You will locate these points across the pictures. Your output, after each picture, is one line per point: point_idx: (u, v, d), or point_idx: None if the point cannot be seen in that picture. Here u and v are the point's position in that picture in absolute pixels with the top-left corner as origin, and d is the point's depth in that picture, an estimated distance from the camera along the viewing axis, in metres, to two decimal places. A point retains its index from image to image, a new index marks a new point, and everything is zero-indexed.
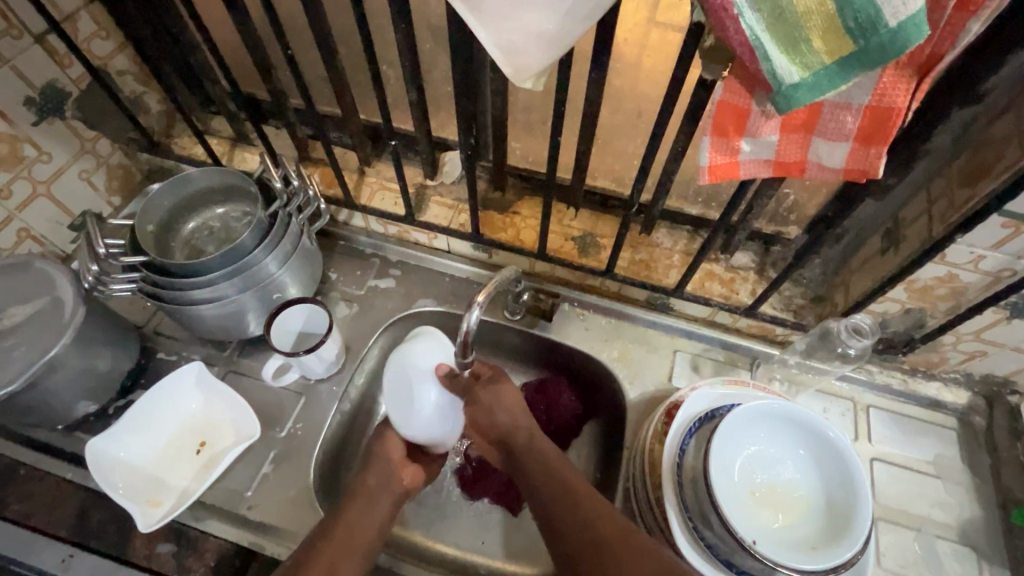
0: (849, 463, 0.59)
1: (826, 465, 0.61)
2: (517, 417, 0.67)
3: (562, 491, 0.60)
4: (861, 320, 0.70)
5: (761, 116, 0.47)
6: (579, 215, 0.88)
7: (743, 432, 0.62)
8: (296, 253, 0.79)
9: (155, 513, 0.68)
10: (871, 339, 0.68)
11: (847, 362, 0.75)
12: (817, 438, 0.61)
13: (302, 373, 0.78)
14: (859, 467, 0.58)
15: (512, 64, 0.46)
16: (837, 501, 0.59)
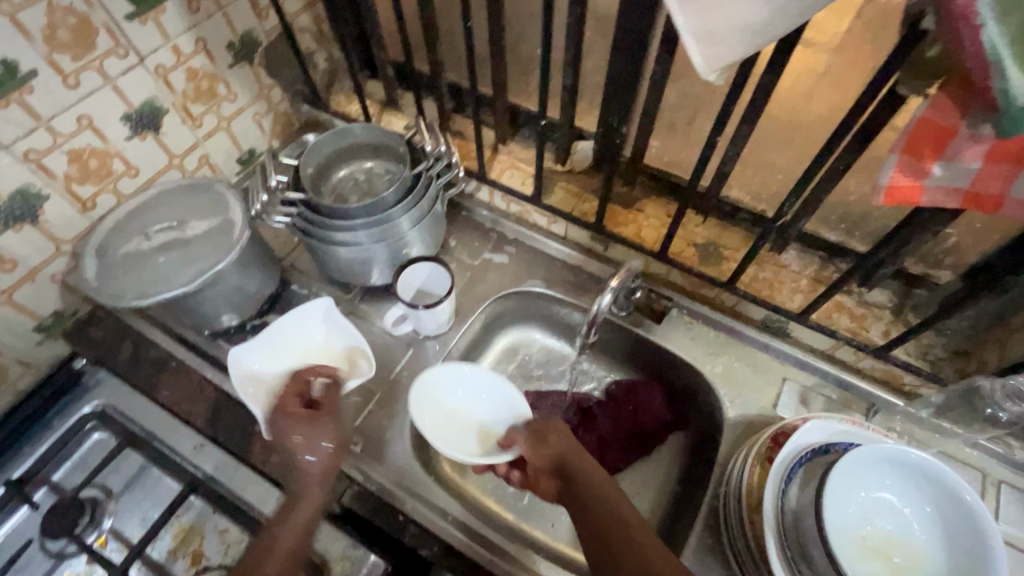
0: (985, 533, 0.54)
1: (955, 529, 0.56)
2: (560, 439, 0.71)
3: (595, 503, 0.64)
4: None
5: (967, 140, 0.44)
6: (705, 222, 0.86)
7: (863, 473, 0.58)
8: (430, 215, 0.83)
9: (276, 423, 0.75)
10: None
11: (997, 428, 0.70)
12: (949, 498, 0.56)
13: (415, 326, 0.84)
14: (996, 540, 0.53)
15: (704, 53, 0.46)
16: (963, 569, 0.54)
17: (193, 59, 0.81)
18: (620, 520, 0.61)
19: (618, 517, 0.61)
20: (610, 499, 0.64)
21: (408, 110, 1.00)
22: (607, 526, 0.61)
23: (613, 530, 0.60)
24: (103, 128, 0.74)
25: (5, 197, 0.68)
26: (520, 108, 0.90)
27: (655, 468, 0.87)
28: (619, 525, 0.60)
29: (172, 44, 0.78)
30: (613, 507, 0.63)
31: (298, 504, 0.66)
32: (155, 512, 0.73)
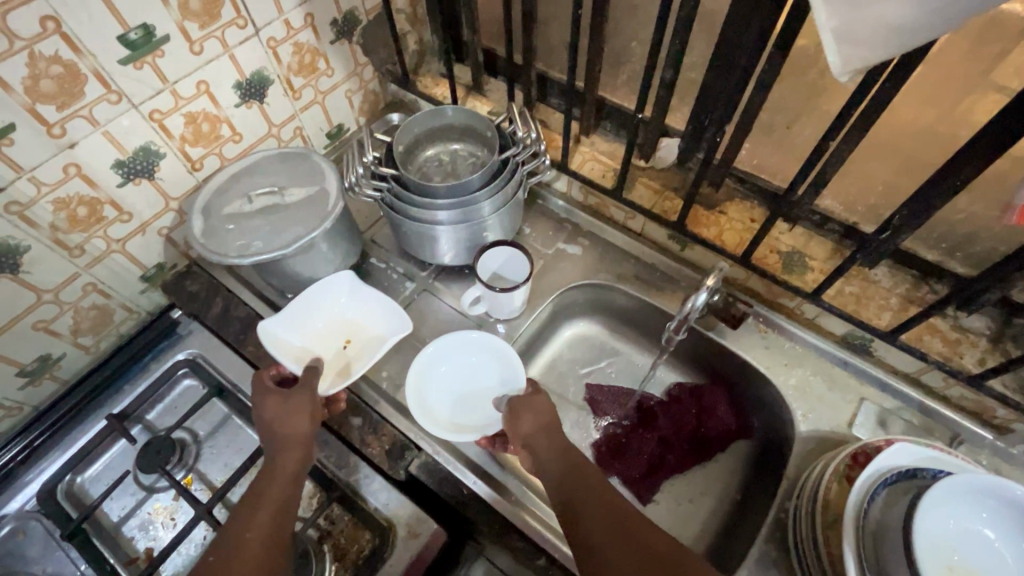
0: None
1: None
2: (542, 416, 0.69)
3: (575, 484, 0.63)
4: None
5: None
6: (792, 230, 0.84)
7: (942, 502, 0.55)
8: (511, 202, 0.84)
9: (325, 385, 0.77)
10: None
11: None
12: None
13: (489, 309, 0.86)
14: None
15: (842, 53, 0.45)
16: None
17: (301, 33, 0.84)
18: (607, 502, 0.61)
19: (602, 500, 0.61)
20: (586, 477, 0.64)
21: (492, 96, 1.02)
22: (586, 504, 0.61)
23: (602, 512, 0.60)
24: (217, 95, 0.79)
25: (129, 153, 0.73)
26: (609, 101, 0.90)
27: (714, 475, 0.85)
28: (607, 505, 0.60)
29: (284, 19, 0.81)
30: (594, 487, 0.62)
31: (276, 475, 0.63)
32: (238, 459, 0.78)
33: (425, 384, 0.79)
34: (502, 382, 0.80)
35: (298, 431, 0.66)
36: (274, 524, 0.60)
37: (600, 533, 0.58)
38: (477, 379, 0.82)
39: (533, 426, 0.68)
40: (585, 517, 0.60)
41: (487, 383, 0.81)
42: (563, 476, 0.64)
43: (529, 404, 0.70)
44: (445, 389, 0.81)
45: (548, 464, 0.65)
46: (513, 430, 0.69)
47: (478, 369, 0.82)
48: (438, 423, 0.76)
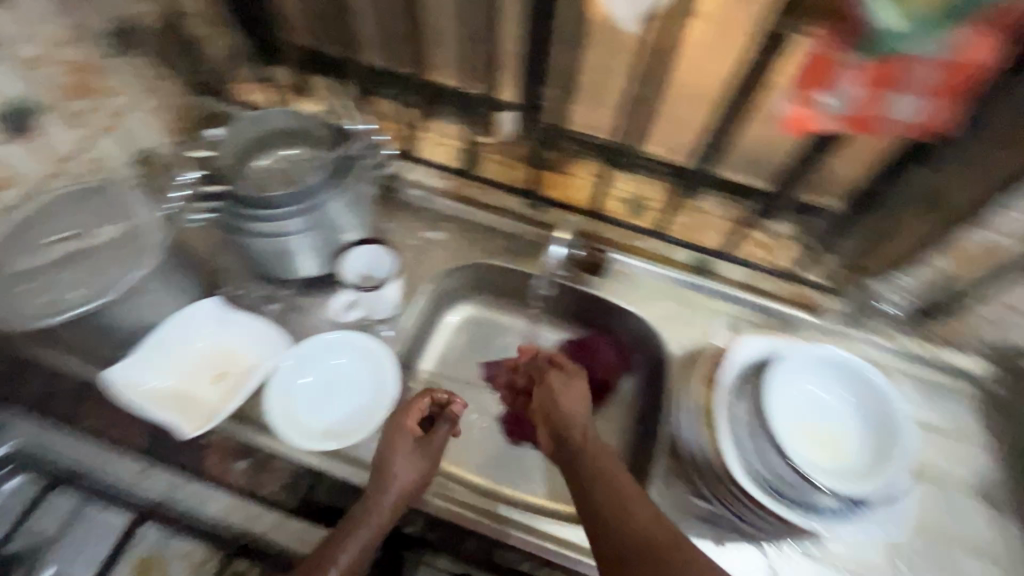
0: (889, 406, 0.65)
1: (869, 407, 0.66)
2: (576, 405, 0.75)
3: (593, 461, 0.66)
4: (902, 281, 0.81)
5: (845, 69, 0.57)
6: (627, 177, 0.90)
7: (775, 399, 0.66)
8: (363, 198, 0.81)
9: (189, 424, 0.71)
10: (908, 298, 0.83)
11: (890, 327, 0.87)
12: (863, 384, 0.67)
13: (366, 312, 0.82)
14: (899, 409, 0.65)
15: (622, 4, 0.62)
16: (871, 432, 0.65)
17: (71, 46, 0.73)
18: (625, 505, 0.59)
19: (622, 502, 0.59)
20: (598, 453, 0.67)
21: (320, 95, 0.96)
22: (596, 483, 0.63)
23: (620, 512, 0.58)
24: None
25: None
26: (440, 84, 0.90)
27: (612, 415, 0.92)
28: (620, 509, 0.59)
29: (41, 31, 0.69)
30: (607, 483, 0.62)
31: (363, 522, 0.62)
32: (103, 550, 0.66)
33: (288, 396, 0.75)
34: (373, 382, 0.78)
35: (399, 470, 0.67)
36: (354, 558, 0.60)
37: (600, 507, 0.60)
38: (345, 383, 0.79)
39: (582, 403, 0.75)
40: (589, 486, 0.63)
41: (357, 385, 0.79)
42: (613, 467, 0.65)
43: (574, 384, 0.78)
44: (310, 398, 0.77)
45: (606, 458, 0.66)
46: (549, 406, 0.76)
47: (344, 372, 0.79)
48: (308, 433, 0.73)
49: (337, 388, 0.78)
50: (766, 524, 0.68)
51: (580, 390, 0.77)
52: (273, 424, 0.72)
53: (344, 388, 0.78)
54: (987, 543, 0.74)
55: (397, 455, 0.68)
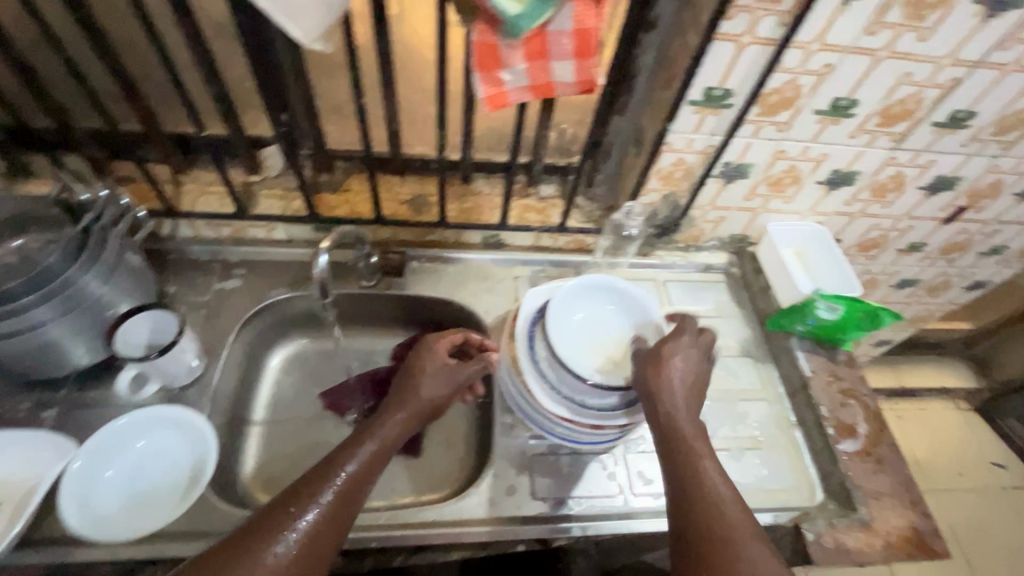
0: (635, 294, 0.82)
1: (626, 304, 0.82)
2: (687, 370, 0.73)
3: (674, 423, 0.70)
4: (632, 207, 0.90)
5: (506, 48, 0.61)
6: (406, 180, 0.98)
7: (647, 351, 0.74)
8: (122, 268, 0.76)
9: None
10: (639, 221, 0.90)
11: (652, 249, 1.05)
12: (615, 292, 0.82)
13: (163, 382, 0.77)
14: (641, 293, 0.81)
15: (300, 27, 0.54)
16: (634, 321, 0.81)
17: None
18: (683, 437, 0.68)
19: (675, 428, 0.69)
20: (662, 405, 0.71)
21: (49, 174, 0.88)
22: (694, 439, 0.69)
23: (681, 438, 0.68)
24: None
25: None
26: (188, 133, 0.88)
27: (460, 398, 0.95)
28: (698, 469, 0.66)
29: None
30: (670, 418, 0.70)
31: (370, 455, 0.67)
32: None
33: (87, 500, 0.66)
34: (189, 447, 0.72)
35: (428, 388, 0.75)
36: (361, 469, 0.65)
37: (680, 472, 0.66)
38: (158, 459, 0.71)
39: (689, 362, 0.74)
40: (675, 446, 0.68)
41: (175, 456, 0.72)
42: (677, 407, 0.70)
43: (672, 358, 0.72)
44: (119, 490, 0.68)
45: (670, 394, 0.71)
46: (646, 372, 0.73)
47: (153, 449, 0.72)
48: (124, 527, 0.65)
49: (148, 468, 0.71)
50: (589, 436, 0.78)
51: (693, 356, 0.74)
52: (79, 531, 0.62)
53: (156, 466, 0.71)
54: (759, 389, 0.93)
55: (433, 379, 0.76)
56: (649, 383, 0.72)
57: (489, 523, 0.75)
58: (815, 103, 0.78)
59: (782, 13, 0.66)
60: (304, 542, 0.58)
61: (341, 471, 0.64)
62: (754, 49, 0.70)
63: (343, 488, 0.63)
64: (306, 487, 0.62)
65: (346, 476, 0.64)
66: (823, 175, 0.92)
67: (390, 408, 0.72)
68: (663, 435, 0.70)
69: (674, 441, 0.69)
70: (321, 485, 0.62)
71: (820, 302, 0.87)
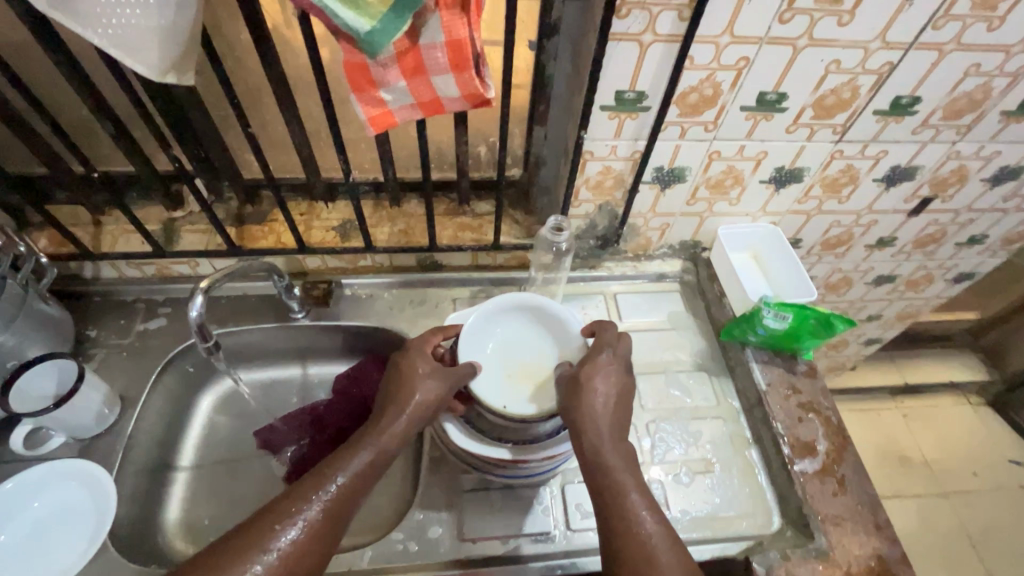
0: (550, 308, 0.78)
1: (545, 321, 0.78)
2: (609, 391, 0.68)
3: (601, 453, 0.64)
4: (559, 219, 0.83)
5: (378, 67, 0.57)
6: (334, 207, 0.95)
7: (571, 373, 0.70)
8: (24, 315, 0.73)
9: None
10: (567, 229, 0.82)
11: (599, 260, 0.99)
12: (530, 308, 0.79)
13: (70, 434, 0.74)
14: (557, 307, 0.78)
15: (143, 63, 0.51)
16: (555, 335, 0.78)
17: None
18: (610, 473, 0.62)
19: (602, 463, 0.63)
20: (590, 431, 0.65)
21: None
22: (624, 469, 0.63)
23: (607, 476, 0.62)
24: None
25: None
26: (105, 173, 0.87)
27: None
28: (626, 505, 0.60)
29: None
30: (597, 452, 0.64)
31: (359, 468, 0.63)
32: None
33: None
34: (89, 503, 0.69)
35: (428, 391, 0.69)
36: (351, 484, 0.62)
37: (605, 509, 0.61)
38: (57, 517, 0.69)
39: (612, 385, 0.68)
40: (600, 479, 0.62)
41: (75, 513, 0.69)
42: (604, 436, 0.64)
43: (593, 380, 0.67)
44: (13, 553, 0.66)
45: (594, 420, 0.65)
46: (570, 390, 0.68)
47: (52, 507, 0.69)
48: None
49: (45, 527, 0.68)
50: (515, 470, 0.73)
51: (616, 379, 0.69)
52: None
53: (54, 525, 0.68)
54: (714, 406, 0.87)
55: (432, 381, 0.69)
56: (572, 413, 0.67)
57: (410, 566, 0.70)
58: (740, 100, 0.73)
59: (681, 7, 0.62)
60: (288, 562, 0.55)
61: (330, 485, 0.61)
62: (659, 48, 0.65)
63: (327, 506, 0.59)
64: (289, 503, 0.59)
65: (335, 492, 0.60)
66: (766, 174, 0.86)
67: (388, 416, 0.67)
68: (588, 466, 0.64)
69: (599, 474, 0.63)
70: (310, 500, 0.59)
71: (767, 310, 0.82)
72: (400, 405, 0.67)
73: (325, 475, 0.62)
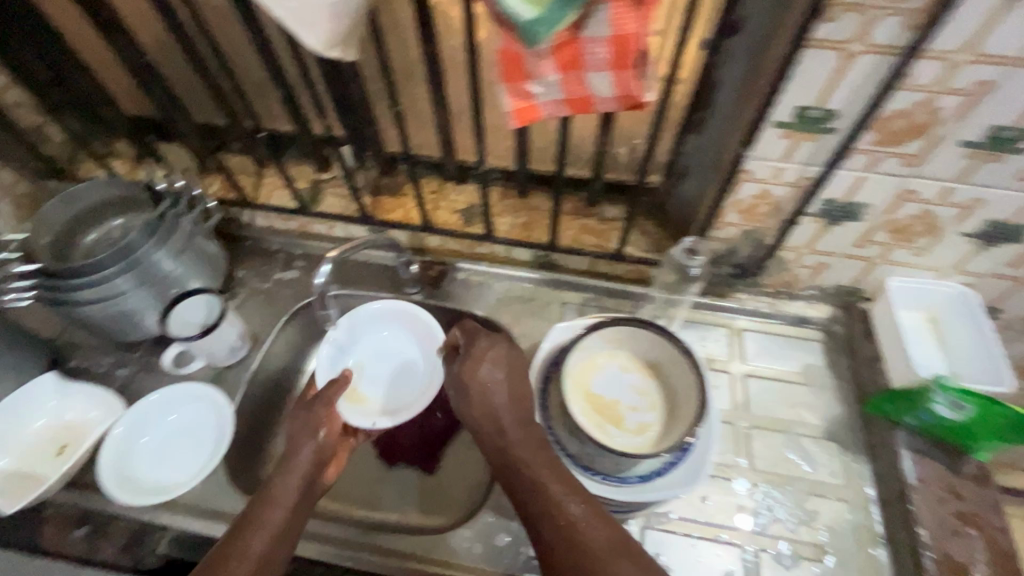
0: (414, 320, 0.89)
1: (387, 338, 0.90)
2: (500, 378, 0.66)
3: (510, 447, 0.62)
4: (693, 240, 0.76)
5: (532, 57, 0.54)
6: (462, 189, 0.95)
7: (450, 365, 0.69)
8: (189, 249, 0.83)
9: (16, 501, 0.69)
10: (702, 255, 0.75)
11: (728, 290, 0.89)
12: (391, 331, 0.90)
13: (208, 360, 0.84)
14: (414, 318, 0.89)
15: (312, 35, 0.53)
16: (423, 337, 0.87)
17: None
18: (519, 466, 0.60)
19: (513, 459, 0.61)
20: (494, 425, 0.63)
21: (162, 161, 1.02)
22: (535, 462, 0.60)
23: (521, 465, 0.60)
24: None
25: None
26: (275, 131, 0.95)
27: None
28: (544, 499, 0.58)
29: None
30: (502, 451, 0.62)
31: (273, 518, 0.67)
32: None
33: (117, 464, 0.73)
34: (213, 426, 0.77)
35: (305, 461, 0.73)
36: (267, 546, 0.65)
37: (530, 504, 0.58)
38: (184, 434, 0.77)
39: (497, 372, 0.66)
40: (517, 478, 0.60)
41: (200, 433, 0.77)
42: (507, 430, 0.63)
43: (478, 366, 0.65)
44: (147, 458, 0.75)
45: (492, 416, 0.64)
46: (461, 383, 0.66)
47: (183, 424, 0.78)
48: (147, 490, 0.72)
49: (174, 441, 0.77)
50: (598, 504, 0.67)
51: (506, 354, 0.67)
52: (107, 489, 0.69)
53: (181, 439, 0.77)
54: (841, 485, 0.74)
55: (308, 445, 0.74)
56: (468, 412, 0.65)
57: (379, 556, 0.71)
58: (962, 133, 0.58)
59: (911, 13, 0.49)
60: None
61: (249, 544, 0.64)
62: (867, 62, 0.54)
63: (257, 569, 0.63)
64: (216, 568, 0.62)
65: (256, 553, 0.64)
66: (974, 227, 0.69)
67: (278, 486, 0.70)
68: (501, 462, 0.62)
69: (514, 467, 0.61)
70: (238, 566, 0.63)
71: (941, 394, 0.67)
72: (290, 474, 0.71)
73: (239, 541, 0.65)
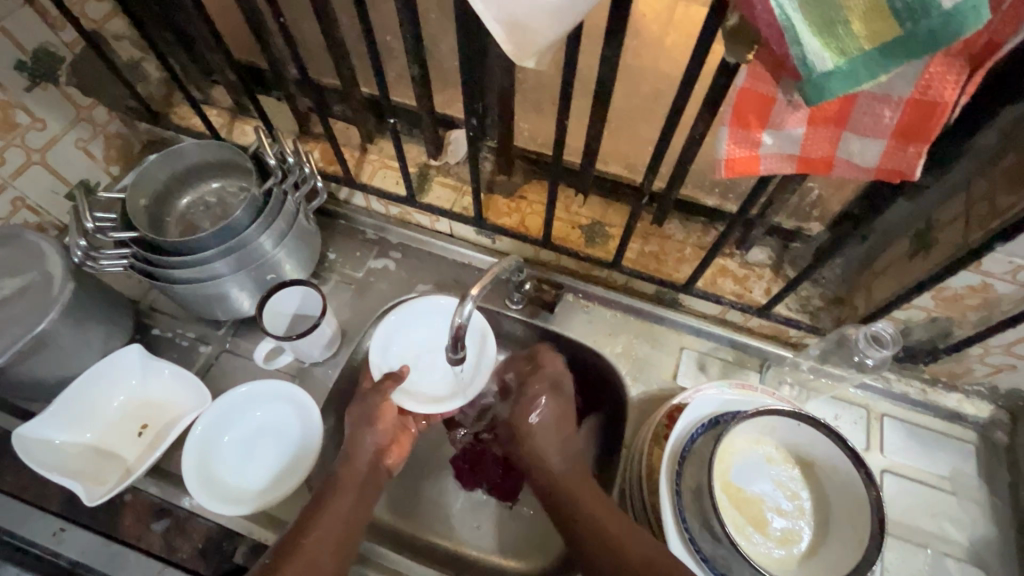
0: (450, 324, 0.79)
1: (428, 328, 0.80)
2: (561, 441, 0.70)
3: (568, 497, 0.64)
4: (882, 328, 0.66)
5: (787, 106, 0.42)
6: (587, 202, 0.84)
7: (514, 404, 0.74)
8: (292, 232, 0.75)
9: (100, 489, 0.66)
10: (891, 349, 0.65)
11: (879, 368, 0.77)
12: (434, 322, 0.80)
13: (296, 356, 0.77)
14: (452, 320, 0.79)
15: (514, 42, 0.43)
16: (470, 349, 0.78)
17: None
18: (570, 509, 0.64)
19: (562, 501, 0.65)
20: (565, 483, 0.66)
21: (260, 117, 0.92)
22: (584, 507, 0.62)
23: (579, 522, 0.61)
24: None
25: None
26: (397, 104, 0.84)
27: None
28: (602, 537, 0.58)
29: None
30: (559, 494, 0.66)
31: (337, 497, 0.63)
32: None
33: (199, 461, 0.68)
34: (301, 430, 0.72)
35: (366, 455, 0.67)
36: (336, 548, 0.59)
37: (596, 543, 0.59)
38: (269, 433, 0.73)
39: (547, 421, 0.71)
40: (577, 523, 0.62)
41: (286, 434, 0.72)
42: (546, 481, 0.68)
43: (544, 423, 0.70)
44: (231, 457, 0.71)
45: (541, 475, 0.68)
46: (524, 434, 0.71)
47: (269, 422, 0.73)
48: (225, 498, 0.67)
49: (258, 440, 0.72)
50: None
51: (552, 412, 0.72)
52: (193, 491, 0.65)
53: (266, 439, 0.72)
54: None
55: (369, 437, 0.68)
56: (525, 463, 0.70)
57: None
58: None
59: None
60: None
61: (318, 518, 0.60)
62: None
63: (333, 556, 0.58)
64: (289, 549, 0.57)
65: (331, 540, 0.59)
66: None
67: (342, 472, 0.66)
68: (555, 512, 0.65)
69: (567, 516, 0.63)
70: (309, 552, 0.57)
71: None
72: (355, 459, 0.67)
73: (316, 517, 0.60)
